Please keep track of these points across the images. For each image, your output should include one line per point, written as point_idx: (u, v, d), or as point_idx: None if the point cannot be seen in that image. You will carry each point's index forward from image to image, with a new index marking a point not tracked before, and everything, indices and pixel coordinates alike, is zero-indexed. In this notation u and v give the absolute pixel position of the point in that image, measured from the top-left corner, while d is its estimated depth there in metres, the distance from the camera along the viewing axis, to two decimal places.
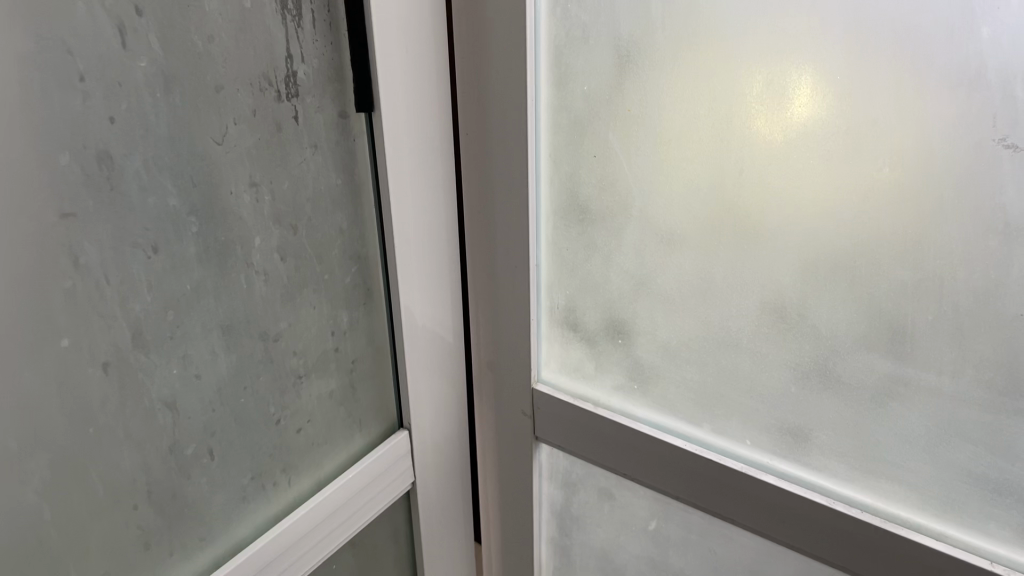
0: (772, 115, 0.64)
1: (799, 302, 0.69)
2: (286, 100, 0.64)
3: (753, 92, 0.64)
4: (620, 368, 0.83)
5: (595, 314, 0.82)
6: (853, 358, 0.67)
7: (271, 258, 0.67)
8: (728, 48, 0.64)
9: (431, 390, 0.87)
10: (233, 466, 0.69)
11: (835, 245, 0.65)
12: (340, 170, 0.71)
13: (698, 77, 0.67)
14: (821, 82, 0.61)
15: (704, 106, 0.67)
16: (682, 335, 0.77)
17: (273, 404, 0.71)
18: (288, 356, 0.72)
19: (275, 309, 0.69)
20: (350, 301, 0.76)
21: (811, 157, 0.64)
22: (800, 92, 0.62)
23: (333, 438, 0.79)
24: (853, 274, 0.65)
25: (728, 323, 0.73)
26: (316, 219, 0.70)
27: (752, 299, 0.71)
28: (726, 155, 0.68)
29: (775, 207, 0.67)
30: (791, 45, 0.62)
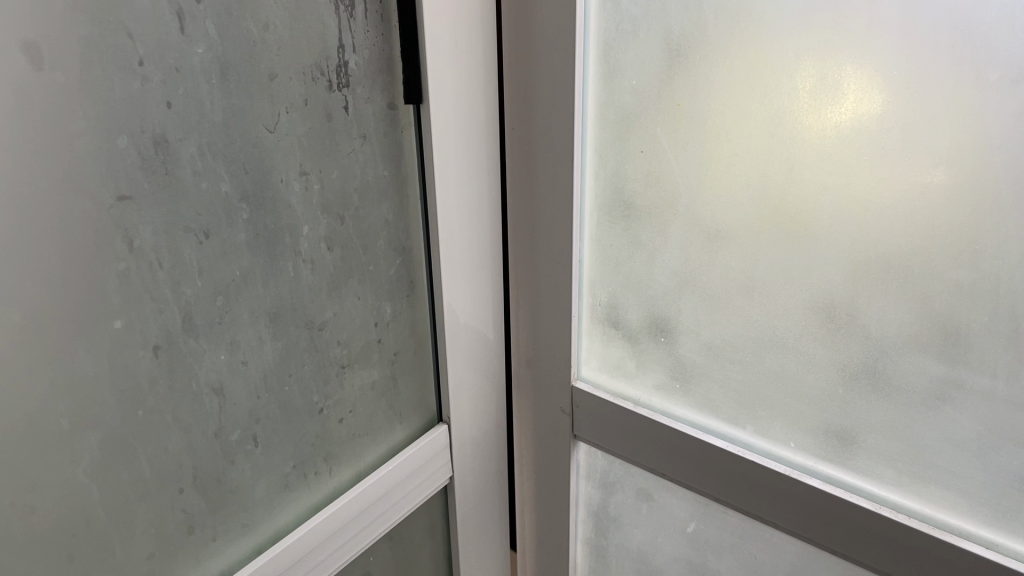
0: (825, 112, 0.63)
1: (848, 303, 0.68)
2: (337, 90, 0.65)
3: (804, 87, 0.64)
4: (662, 367, 0.82)
5: (638, 312, 0.82)
6: (903, 359, 0.66)
7: (319, 247, 0.67)
8: (779, 43, 0.64)
9: (471, 385, 0.87)
10: (277, 453, 0.70)
11: (889, 244, 0.64)
12: (388, 162, 0.71)
13: (750, 72, 0.66)
14: (876, 78, 0.60)
15: (752, 101, 0.67)
16: (729, 335, 0.76)
17: (317, 393, 0.71)
18: (333, 347, 0.72)
19: (321, 298, 0.69)
20: (394, 293, 0.76)
21: (866, 154, 0.63)
22: (853, 87, 0.62)
23: (374, 430, 0.79)
24: (906, 274, 0.64)
25: (774, 324, 0.73)
26: (363, 210, 0.70)
27: (800, 300, 0.70)
28: (777, 151, 0.67)
29: (826, 205, 0.66)
30: (844, 41, 0.61)
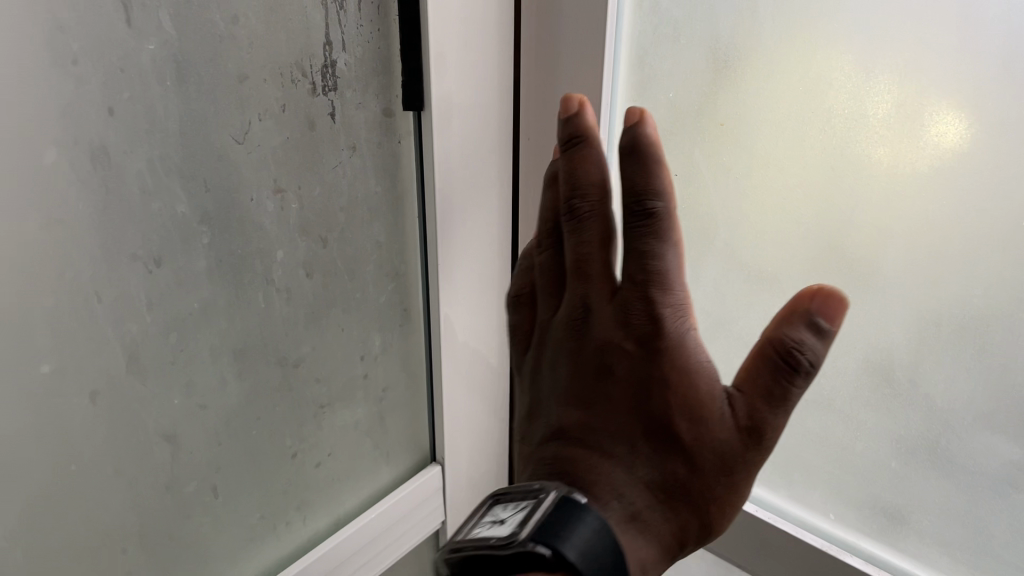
0: (898, 146, 0.54)
1: (910, 368, 0.58)
2: (322, 95, 0.55)
3: (878, 113, 0.54)
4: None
5: None
6: (970, 439, 0.57)
7: (296, 275, 0.58)
8: (850, 61, 0.54)
9: (472, 420, 0.77)
10: (242, 504, 0.61)
11: (964, 306, 0.54)
12: (382, 177, 0.61)
13: (812, 91, 0.56)
14: (964, 112, 0.50)
15: (814, 126, 0.57)
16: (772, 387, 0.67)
17: (290, 436, 0.63)
18: (311, 385, 0.62)
19: (296, 332, 0.60)
20: (384, 322, 0.66)
21: (946, 201, 0.52)
22: (938, 120, 0.51)
23: (357, 473, 0.69)
24: (981, 341, 0.54)
25: (822, 380, 0.64)
26: (351, 230, 0.60)
27: (854, 356, 0.61)
28: (837, 186, 0.57)
29: (890, 254, 0.56)
30: (929, 63, 0.51)
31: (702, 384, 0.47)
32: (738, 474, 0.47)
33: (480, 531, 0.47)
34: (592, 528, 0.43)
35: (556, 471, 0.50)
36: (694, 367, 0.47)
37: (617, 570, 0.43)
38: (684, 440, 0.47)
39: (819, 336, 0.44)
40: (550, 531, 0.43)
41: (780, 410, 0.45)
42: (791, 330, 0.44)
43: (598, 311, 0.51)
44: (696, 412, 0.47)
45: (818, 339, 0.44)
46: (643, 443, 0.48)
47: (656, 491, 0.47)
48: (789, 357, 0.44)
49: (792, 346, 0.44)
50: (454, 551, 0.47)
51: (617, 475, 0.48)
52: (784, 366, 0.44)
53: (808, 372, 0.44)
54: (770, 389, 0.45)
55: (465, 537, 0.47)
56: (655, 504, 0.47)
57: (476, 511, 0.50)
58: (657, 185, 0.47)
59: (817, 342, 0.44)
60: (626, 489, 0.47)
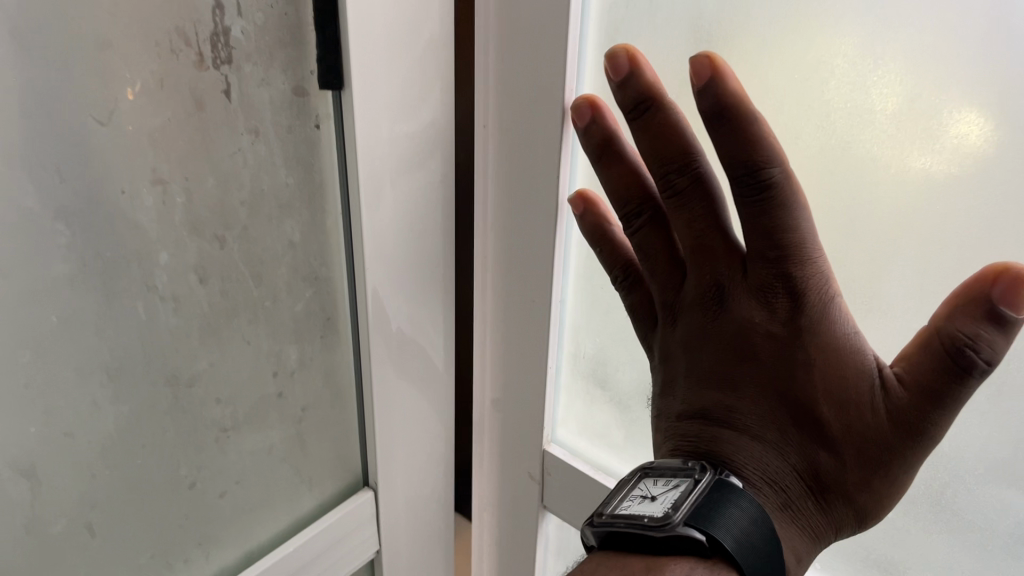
0: (909, 151, 0.45)
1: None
2: (212, 69, 0.46)
3: (886, 109, 0.45)
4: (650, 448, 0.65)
5: (628, 372, 0.65)
6: (977, 487, 0.48)
7: (186, 280, 0.49)
8: (846, 46, 0.45)
9: (424, 441, 0.69)
10: (128, 543, 0.53)
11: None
12: (294, 166, 0.52)
13: (805, 79, 0.47)
14: (979, 111, 0.41)
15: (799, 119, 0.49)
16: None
17: (186, 464, 0.54)
18: (210, 406, 0.54)
19: (189, 345, 0.51)
20: (301, 333, 0.58)
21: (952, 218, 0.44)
22: (949, 122, 0.43)
23: (272, 502, 0.61)
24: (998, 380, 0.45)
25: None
26: (255, 229, 0.52)
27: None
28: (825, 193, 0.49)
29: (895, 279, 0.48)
30: (940, 49, 0.42)
31: (855, 370, 0.40)
32: (899, 467, 0.40)
33: (629, 505, 0.41)
34: (749, 515, 0.38)
35: (690, 449, 0.44)
36: (850, 349, 0.40)
37: (776, 567, 0.38)
38: (837, 433, 0.41)
39: (992, 339, 0.36)
40: (703, 515, 0.38)
41: (944, 409, 0.38)
42: (965, 323, 0.36)
43: (719, 288, 0.44)
44: (846, 400, 0.40)
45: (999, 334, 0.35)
46: (795, 430, 0.42)
47: (817, 477, 0.42)
48: (960, 355, 0.36)
49: (964, 344, 0.36)
50: (601, 525, 0.41)
51: (777, 459, 0.42)
52: (953, 365, 0.37)
53: (983, 373, 0.36)
54: (938, 384, 0.37)
55: (613, 511, 0.41)
56: (812, 493, 0.42)
57: (624, 482, 0.44)
58: (766, 154, 0.39)
59: (999, 342, 0.36)
60: (780, 477, 0.42)
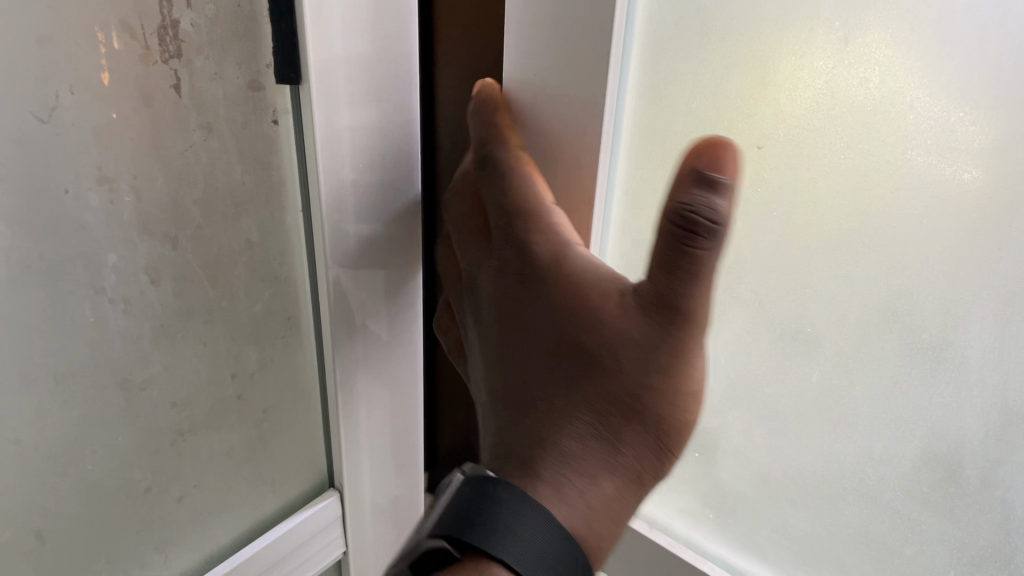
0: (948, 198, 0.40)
1: (874, 434, 0.48)
2: (160, 64, 0.44)
3: (959, 161, 0.39)
4: (694, 492, 0.60)
5: None
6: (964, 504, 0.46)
7: (137, 282, 0.48)
8: (881, 87, 0.41)
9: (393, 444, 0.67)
10: (79, 548, 0.51)
11: (953, 357, 0.43)
12: (250, 164, 0.51)
13: (779, 83, 0.44)
14: (982, 116, 0.38)
15: (745, 121, 0.46)
16: (733, 439, 0.56)
17: (140, 469, 0.52)
18: (165, 410, 0.52)
19: (141, 349, 0.49)
20: (261, 334, 0.56)
21: (952, 213, 0.40)
22: (987, 176, 0.39)
23: (232, 505, 0.60)
24: (971, 400, 0.43)
25: (781, 445, 0.53)
26: (209, 228, 0.50)
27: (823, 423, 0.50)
28: (744, 192, 0.48)
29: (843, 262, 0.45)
30: (921, 60, 0.39)
31: (597, 292, 0.43)
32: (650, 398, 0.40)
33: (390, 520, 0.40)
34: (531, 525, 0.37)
35: (515, 463, 0.41)
36: (581, 265, 0.44)
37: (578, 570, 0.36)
38: (617, 357, 0.41)
39: (716, 190, 0.37)
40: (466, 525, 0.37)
41: (698, 280, 0.38)
42: (679, 192, 0.37)
43: (482, 277, 0.49)
44: (598, 314, 0.42)
45: (712, 193, 0.37)
46: (580, 385, 0.41)
47: (558, 479, 0.39)
48: (685, 222, 0.37)
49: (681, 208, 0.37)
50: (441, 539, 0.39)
51: (561, 410, 0.41)
52: (680, 234, 0.37)
53: (713, 233, 0.37)
54: (671, 254, 0.38)
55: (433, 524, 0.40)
56: (667, 453, 0.41)
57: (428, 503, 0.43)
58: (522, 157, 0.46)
59: (711, 197, 0.37)
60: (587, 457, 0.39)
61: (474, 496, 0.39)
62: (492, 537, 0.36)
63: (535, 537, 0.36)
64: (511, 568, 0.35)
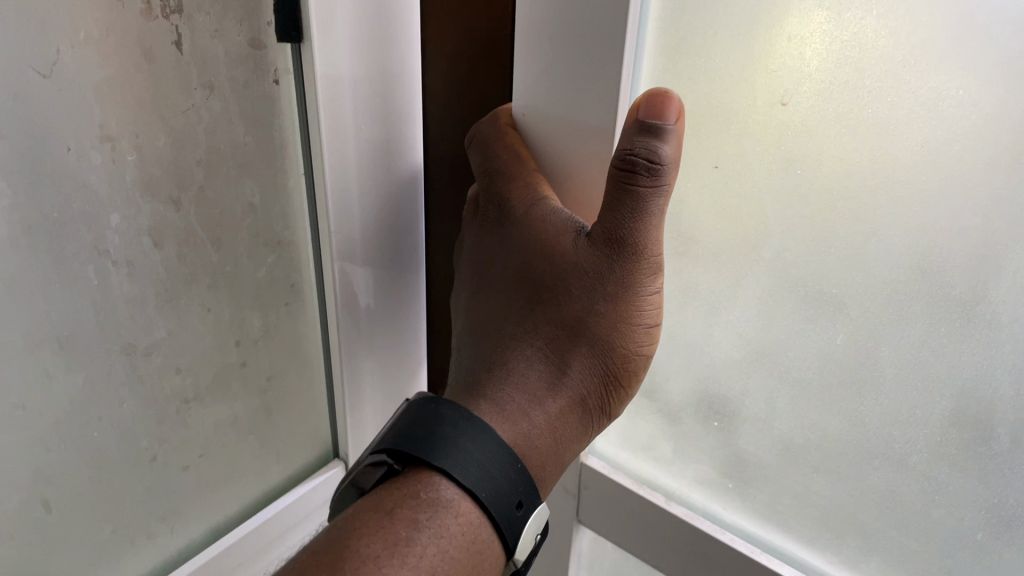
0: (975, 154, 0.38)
1: (901, 397, 0.45)
2: (160, 19, 0.43)
3: (989, 111, 0.37)
4: (710, 459, 0.57)
5: (682, 382, 0.57)
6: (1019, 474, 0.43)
7: (140, 244, 0.47)
8: (902, 37, 0.39)
9: None
10: (87, 517, 0.51)
11: (984, 316, 0.41)
12: (252, 124, 0.50)
13: (797, 38, 0.42)
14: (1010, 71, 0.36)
15: (765, 79, 0.44)
16: (756, 406, 0.53)
17: (146, 436, 0.52)
18: (170, 376, 0.52)
19: (144, 312, 0.49)
20: (264, 300, 0.56)
21: (979, 177, 0.38)
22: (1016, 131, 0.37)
23: (238, 475, 0.59)
24: (1003, 360, 0.41)
25: (802, 411, 0.51)
26: (212, 190, 0.49)
27: (850, 390, 0.47)
28: (754, 154, 0.46)
29: (864, 226, 0.43)
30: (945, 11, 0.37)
31: (557, 230, 0.48)
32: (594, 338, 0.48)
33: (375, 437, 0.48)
34: (476, 461, 0.43)
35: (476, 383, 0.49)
36: (550, 210, 0.49)
37: (515, 490, 0.44)
38: (570, 286, 0.48)
39: (657, 135, 0.41)
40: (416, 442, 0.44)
41: (643, 214, 0.43)
42: (623, 138, 0.42)
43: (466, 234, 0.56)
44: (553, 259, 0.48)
45: (657, 136, 0.41)
46: (538, 316, 0.49)
47: (503, 400, 0.47)
48: (625, 163, 0.42)
49: (628, 154, 0.41)
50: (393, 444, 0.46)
51: (514, 336, 0.49)
52: (624, 173, 0.42)
53: (651, 171, 0.42)
54: (614, 190, 0.43)
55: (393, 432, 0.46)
56: (608, 370, 0.48)
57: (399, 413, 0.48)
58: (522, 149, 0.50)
59: (653, 142, 0.41)
60: (534, 381, 0.48)
61: (423, 421, 0.45)
62: (440, 454, 0.43)
63: (483, 455, 0.43)
64: (454, 477, 0.43)
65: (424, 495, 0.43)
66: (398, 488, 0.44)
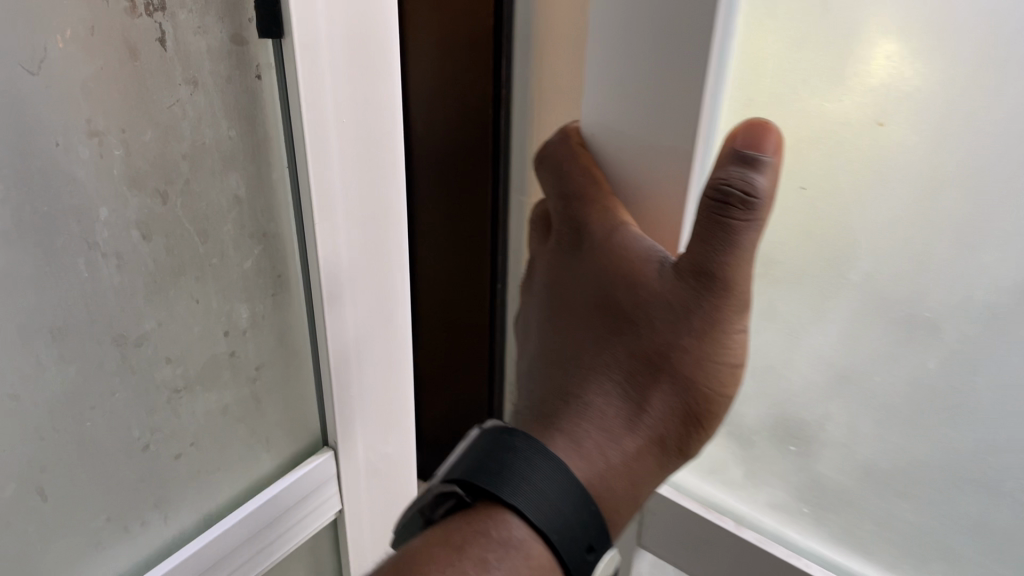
0: None
1: (1003, 425, 0.46)
2: (144, 16, 0.45)
3: None
4: (785, 484, 0.59)
5: (755, 406, 0.58)
6: None
7: (128, 237, 0.48)
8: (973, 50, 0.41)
9: (384, 403, 0.68)
10: (81, 505, 0.52)
11: None
12: (236, 119, 0.51)
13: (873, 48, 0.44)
14: None
15: (864, 93, 0.45)
16: (836, 429, 0.54)
17: (138, 425, 0.53)
18: (160, 365, 0.53)
19: (134, 303, 0.50)
20: (251, 290, 0.57)
21: None
22: None
23: (229, 463, 0.61)
24: None
25: (894, 434, 0.51)
26: (198, 183, 0.51)
27: (944, 419, 0.48)
28: (842, 168, 0.47)
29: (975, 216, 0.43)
30: None
31: (640, 260, 0.47)
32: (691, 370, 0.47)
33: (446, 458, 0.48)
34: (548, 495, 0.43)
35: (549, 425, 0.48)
36: (631, 237, 0.48)
37: (586, 526, 0.44)
38: (651, 316, 0.48)
39: (755, 167, 0.41)
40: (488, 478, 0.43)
41: (734, 249, 0.43)
42: (718, 168, 0.42)
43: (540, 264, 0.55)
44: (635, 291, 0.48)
45: (749, 167, 0.41)
46: (615, 349, 0.49)
47: (575, 434, 0.46)
48: (718, 194, 0.42)
49: (720, 185, 0.41)
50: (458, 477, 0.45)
51: (590, 367, 0.49)
52: (716, 205, 0.42)
53: (747, 206, 0.41)
54: (708, 225, 0.43)
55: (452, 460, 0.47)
56: (690, 421, 0.48)
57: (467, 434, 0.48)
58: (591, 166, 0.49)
59: (747, 174, 0.41)
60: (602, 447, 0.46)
61: (491, 450, 0.45)
62: (511, 487, 0.43)
63: (546, 485, 0.43)
64: (529, 517, 0.42)
65: (493, 533, 0.42)
66: (469, 520, 0.43)
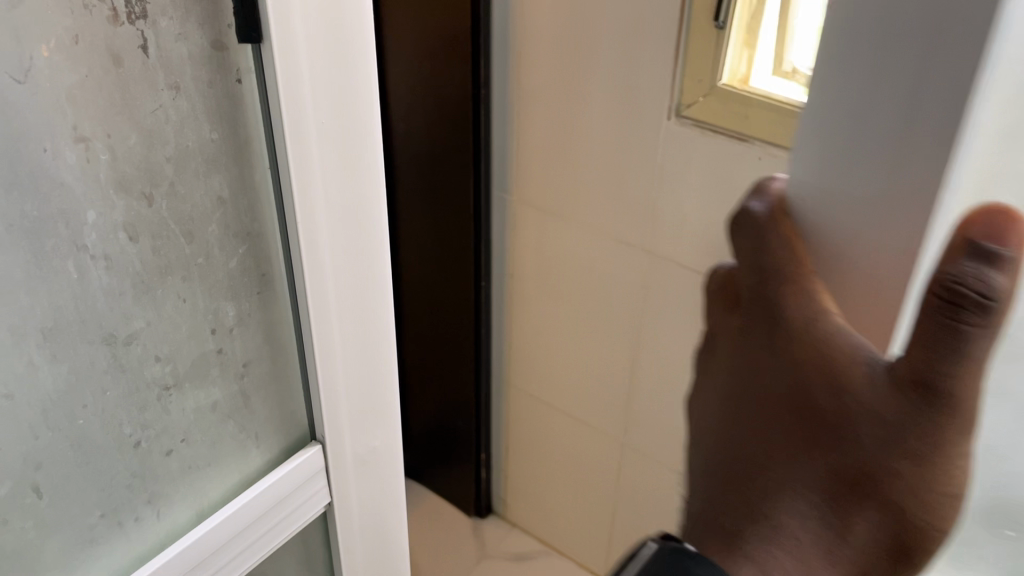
0: None
1: None
2: (126, 24, 0.46)
3: None
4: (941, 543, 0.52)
5: None
6: None
7: (115, 239, 0.50)
8: None
9: (372, 398, 0.69)
10: (75, 501, 0.54)
11: None
12: (218, 122, 0.53)
13: None
14: None
15: None
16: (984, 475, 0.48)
17: (129, 423, 0.55)
18: (150, 364, 0.55)
19: (123, 304, 0.51)
20: (237, 289, 0.58)
21: None
22: None
23: (220, 459, 0.62)
24: None
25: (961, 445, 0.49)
26: (183, 186, 0.52)
27: None
28: None
29: None
30: None
31: (844, 356, 0.49)
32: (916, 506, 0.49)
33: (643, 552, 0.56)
34: None
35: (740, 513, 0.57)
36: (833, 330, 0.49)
37: None
38: (856, 428, 0.50)
39: (993, 264, 0.40)
40: None
41: (968, 359, 0.43)
42: (948, 262, 0.41)
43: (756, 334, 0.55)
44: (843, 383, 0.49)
45: (1000, 274, 0.40)
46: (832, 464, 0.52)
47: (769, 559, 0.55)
48: (952, 291, 0.41)
49: (952, 281, 0.41)
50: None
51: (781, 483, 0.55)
52: (947, 304, 0.42)
53: (981, 307, 0.41)
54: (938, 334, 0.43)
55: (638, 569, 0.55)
56: (898, 529, 0.51)
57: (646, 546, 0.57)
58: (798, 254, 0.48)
59: (985, 270, 0.41)
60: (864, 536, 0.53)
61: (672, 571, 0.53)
62: None
63: None
64: None
65: None
66: None
